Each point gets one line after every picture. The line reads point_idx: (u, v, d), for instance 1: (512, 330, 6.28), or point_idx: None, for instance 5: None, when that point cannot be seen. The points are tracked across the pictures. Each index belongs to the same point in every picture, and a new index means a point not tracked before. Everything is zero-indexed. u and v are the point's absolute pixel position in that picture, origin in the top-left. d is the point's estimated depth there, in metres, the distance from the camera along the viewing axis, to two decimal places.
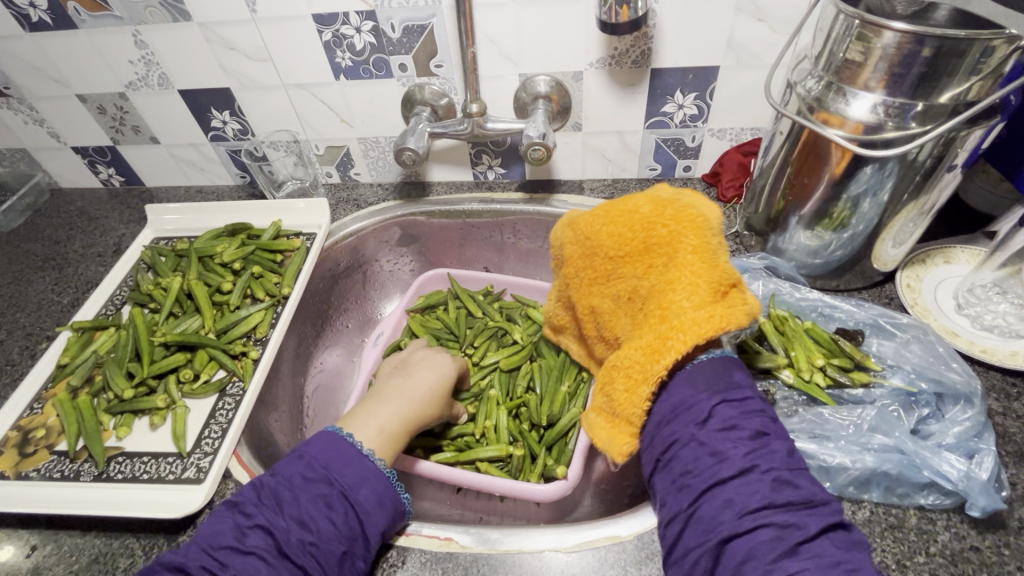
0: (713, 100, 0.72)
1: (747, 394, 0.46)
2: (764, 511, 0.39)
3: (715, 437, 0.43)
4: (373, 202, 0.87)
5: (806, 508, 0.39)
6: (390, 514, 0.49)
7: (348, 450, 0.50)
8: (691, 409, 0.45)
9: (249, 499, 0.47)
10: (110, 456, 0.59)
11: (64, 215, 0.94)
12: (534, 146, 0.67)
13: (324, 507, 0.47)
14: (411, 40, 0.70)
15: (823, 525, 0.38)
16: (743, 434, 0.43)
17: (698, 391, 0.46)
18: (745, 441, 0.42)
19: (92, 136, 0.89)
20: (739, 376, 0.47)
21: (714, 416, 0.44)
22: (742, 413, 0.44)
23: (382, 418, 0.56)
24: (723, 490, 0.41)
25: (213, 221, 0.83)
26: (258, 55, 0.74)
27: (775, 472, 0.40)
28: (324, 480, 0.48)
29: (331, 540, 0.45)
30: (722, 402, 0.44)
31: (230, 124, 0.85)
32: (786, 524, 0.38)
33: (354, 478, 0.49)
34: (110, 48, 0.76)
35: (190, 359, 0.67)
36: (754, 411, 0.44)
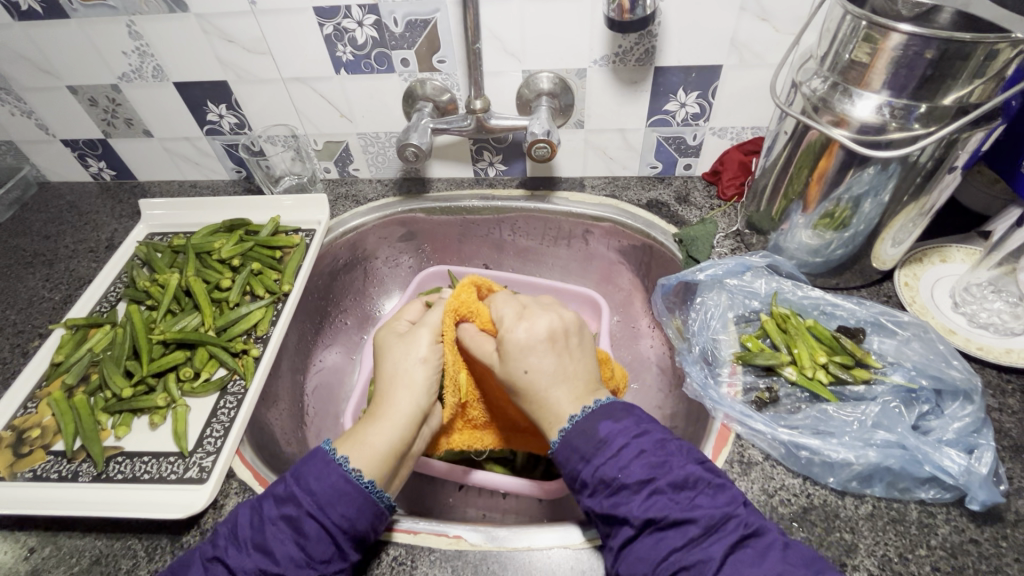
0: (715, 99, 0.73)
1: (623, 438, 0.47)
2: (672, 557, 0.42)
3: (606, 505, 0.45)
4: (372, 198, 0.87)
5: (706, 537, 0.42)
6: (368, 524, 0.47)
7: (319, 465, 0.48)
8: (580, 481, 0.47)
9: (220, 531, 0.47)
10: (109, 456, 0.58)
11: (53, 209, 0.92)
12: (539, 144, 0.67)
13: (291, 532, 0.45)
14: (413, 34, 0.70)
15: (728, 547, 0.41)
16: (627, 490, 0.45)
17: (576, 460, 0.47)
18: (633, 495, 0.44)
19: (83, 130, 0.87)
20: (605, 427, 0.47)
21: (599, 479, 0.46)
22: (620, 465, 0.46)
23: (376, 441, 0.50)
24: (636, 546, 0.44)
25: (210, 217, 0.82)
26: (256, 47, 0.73)
27: (670, 517, 0.43)
28: (291, 500, 0.46)
29: (300, 566, 0.44)
30: (598, 465, 0.46)
31: (226, 118, 0.83)
32: (695, 562, 0.41)
33: (323, 495, 0.46)
34: (103, 39, 0.74)
35: (190, 357, 0.66)
36: (631, 456, 0.46)
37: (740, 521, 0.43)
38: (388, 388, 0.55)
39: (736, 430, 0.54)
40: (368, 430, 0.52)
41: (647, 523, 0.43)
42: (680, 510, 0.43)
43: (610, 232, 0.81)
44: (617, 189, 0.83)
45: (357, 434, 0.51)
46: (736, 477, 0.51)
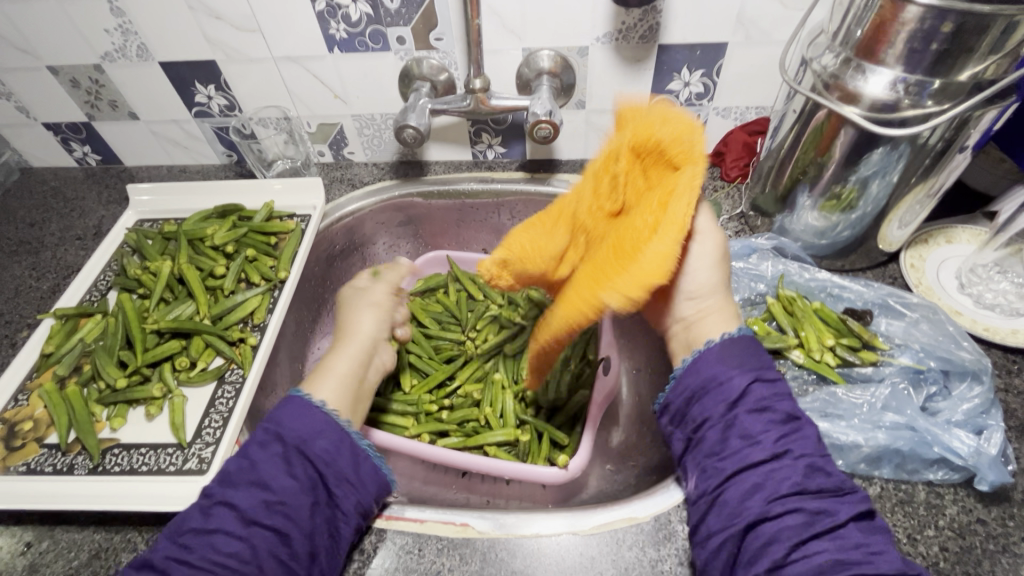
0: (720, 78, 0.71)
1: (782, 376, 0.46)
2: (792, 496, 0.39)
3: (748, 421, 0.43)
4: (368, 182, 0.84)
5: (834, 494, 0.39)
6: (355, 465, 0.47)
7: (295, 407, 0.48)
8: (723, 387, 0.45)
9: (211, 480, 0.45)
10: (106, 448, 0.56)
11: (36, 196, 0.89)
12: (541, 124, 0.65)
13: (282, 464, 0.45)
14: (409, 10, 0.67)
15: (856, 513, 0.38)
16: (774, 418, 0.42)
17: (729, 368, 0.45)
18: (779, 425, 0.42)
19: (65, 112, 0.84)
20: (771, 360, 0.46)
21: (749, 397, 0.44)
22: (774, 395, 0.44)
23: (340, 367, 0.54)
24: (752, 474, 0.41)
25: (200, 203, 0.80)
26: (246, 25, 0.70)
27: (808, 458, 0.40)
28: (276, 439, 0.46)
29: (298, 494, 0.44)
30: (752, 387, 0.44)
31: (215, 99, 0.80)
32: (817, 510, 0.38)
33: (305, 428, 0.47)
34: (83, 15, 0.70)
35: (186, 346, 0.64)
36: (787, 395, 0.44)
37: (870, 496, 0.40)
38: (345, 328, 0.59)
39: None
40: (329, 362, 0.55)
41: (781, 455, 0.41)
42: (820, 456, 0.40)
43: None
44: None
45: (322, 367, 0.54)
46: None
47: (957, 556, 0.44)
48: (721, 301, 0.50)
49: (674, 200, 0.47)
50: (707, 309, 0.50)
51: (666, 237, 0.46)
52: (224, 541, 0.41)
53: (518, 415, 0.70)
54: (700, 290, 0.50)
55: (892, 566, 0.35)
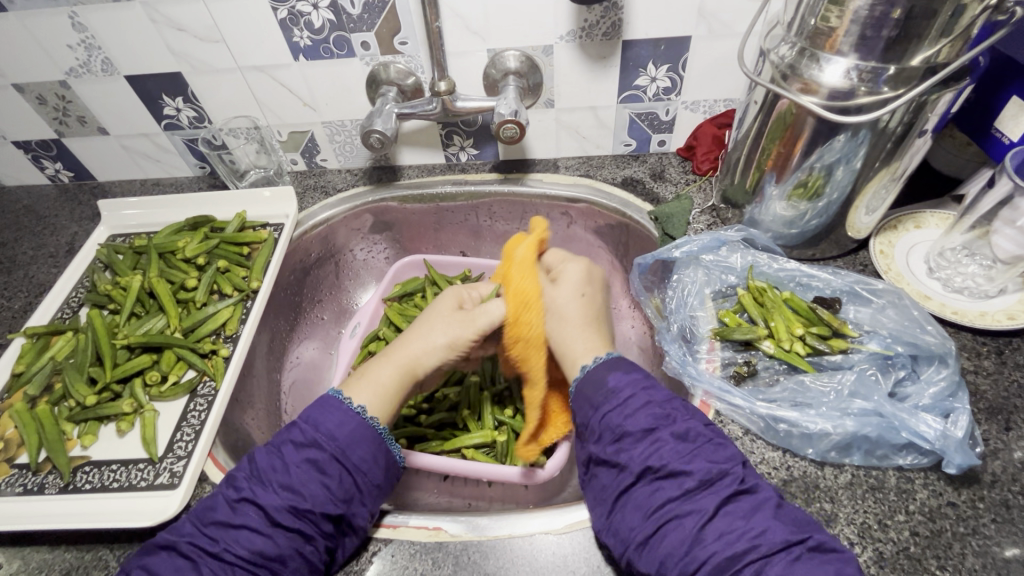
0: (686, 72, 0.71)
1: (630, 391, 0.49)
2: (668, 506, 0.43)
3: (609, 452, 0.47)
4: (341, 189, 0.84)
5: (704, 489, 0.43)
6: (380, 478, 0.50)
7: (337, 410, 0.51)
8: (589, 427, 0.49)
9: (241, 473, 0.49)
10: (76, 466, 0.56)
11: (9, 214, 0.88)
12: (506, 124, 0.65)
13: (315, 472, 0.48)
14: (372, 15, 0.67)
15: (721, 501, 0.42)
16: (632, 439, 0.46)
17: (586, 410, 0.50)
18: (634, 444, 0.46)
19: (34, 130, 0.83)
20: (616, 377, 0.50)
21: (605, 429, 0.48)
22: (625, 416, 0.48)
23: (382, 379, 0.55)
24: (630, 498, 0.45)
25: (173, 216, 0.79)
26: (209, 36, 0.70)
27: (664, 467, 0.44)
28: (314, 445, 0.49)
29: (325, 503, 0.47)
30: (606, 415, 0.48)
31: (184, 111, 0.80)
32: (688, 512, 0.42)
33: (343, 439, 0.49)
34: (45, 32, 0.70)
35: (157, 360, 0.64)
36: (638, 406, 0.48)
37: (737, 478, 0.43)
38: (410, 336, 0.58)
39: (715, 408, 0.54)
40: (378, 368, 0.56)
41: (646, 472, 0.45)
42: (678, 462, 0.44)
43: (586, 213, 0.80)
44: (591, 169, 0.82)
45: (368, 373, 0.56)
46: None
47: (927, 540, 0.44)
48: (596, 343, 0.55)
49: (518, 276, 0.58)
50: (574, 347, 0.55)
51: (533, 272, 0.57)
52: (250, 537, 0.45)
53: (496, 416, 0.70)
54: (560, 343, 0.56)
55: (773, 547, 0.39)
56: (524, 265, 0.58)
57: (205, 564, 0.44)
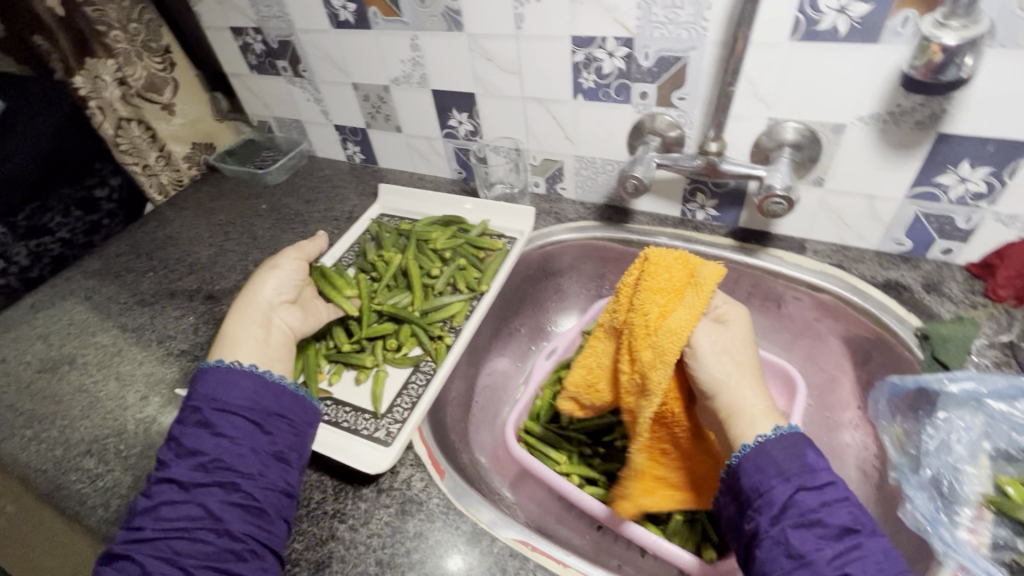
0: (1012, 179, 0.60)
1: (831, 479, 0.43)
2: None
3: (795, 537, 0.40)
4: (573, 218, 0.89)
5: None
6: (301, 412, 0.54)
7: (224, 372, 0.52)
8: (767, 498, 0.43)
9: (170, 450, 0.49)
10: (322, 397, 0.67)
11: (314, 179, 1.12)
12: (776, 201, 0.62)
13: (204, 429, 0.48)
14: (661, 69, 0.70)
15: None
16: (830, 535, 0.40)
17: (771, 478, 0.43)
18: (833, 543, 0.40)
19: (352, 119, 1.04)
20: (813, 455, 0.44)
21: (793, 509, 0.42)
22: (824, 505, 0.41)
23: (242, 332, 0.58)
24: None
25: (431, 209, 0.92)
26: (509, 67, 0.80)
27: None
28: (196, 405, 0.50)
29: (242, 450, 0.48)
30: (799, 492, 0.42)
31: (464, 124, 0.93)
32: None
33: (216, 389, 0.50)
34: (390, 48, 0.87)
35: (396, 330, 0.74)
36: (839, 501, 0.42)
37: None
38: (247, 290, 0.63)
39: None
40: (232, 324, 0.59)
41: None
42: None
43: (828, 305, 0.73)
44: (844, 260, 0.74)
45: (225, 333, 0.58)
46: None
47: None
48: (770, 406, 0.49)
49: (664, 317, 0.53)
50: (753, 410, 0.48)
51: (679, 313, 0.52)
52: (229, 509, 0.46)
53: None
54: (715, 384, 0.50)
55: None
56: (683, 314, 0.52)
57: (206, 542, 0.44)
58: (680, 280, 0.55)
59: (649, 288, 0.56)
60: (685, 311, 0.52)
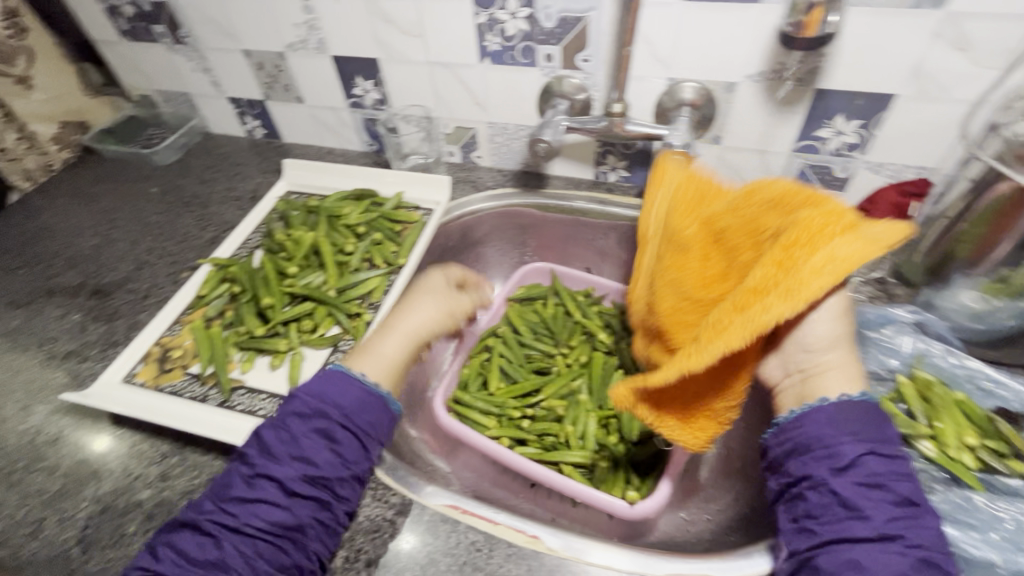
0: (878, 130, 0.66)
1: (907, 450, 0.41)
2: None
3: (854, 492, 0.39)
4: (490, 186, 0.88)
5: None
6: (370, 418, 0.50)
7: (342, 381, 0.51)
8: (834, 454, 0.41)
9: (254, 452, 0.47)
10: (233, 387, 0.64)
11: (211, 157, 1.03)
12: (676, 154, 0.66)
13: (323, 441, 0.47)
14: (563, 31, 0.69)
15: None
16: (889, 495, 0.39)
17: (841, 433, 0.42)
18: (889, 503, 0.38)
19: (248, 90, 0.97)
20: (895, 428, 0.42)
21: (859, 467, 0.40)
22: (891, 471, 0.40)
23: (387, 351, 0.57)
24: (849, 547, 0.37)
25: (342, 184, 0.88)
26: (411, 30, 0.77)
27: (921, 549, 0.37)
28: (319, 414, 0.48)
29: (331, 470, 0.46)
30: (868, 455, 0.40)
31: (370, 93, 0.89)
32: None
33: (351, 407, 0.49)
34: (280, 10, 0.81)
35: (311, 311, 0.71)
36: (909, 470, 0.40)
37: None
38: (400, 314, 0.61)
39: None
40: (376, 344, 0.58)
41: (891, 536, 0.37)
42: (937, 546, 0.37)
43: None
44: None
45: (368, 350, 0.57)
46: None
47: None
48: (843, 356, 0.45)
49: (808, 249, 0.42)
50: (828, 363, 0.45)
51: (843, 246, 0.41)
52: (268, 512, 0.44)
53: (599, 439, 0.69)
54: (826, 342, 0.45)
55: None
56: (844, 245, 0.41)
57: (227, 540, 0.43)
58: (843, 215, 0.42)
59: (744, 216, 0.50)
60: (845, 244, 0.41)
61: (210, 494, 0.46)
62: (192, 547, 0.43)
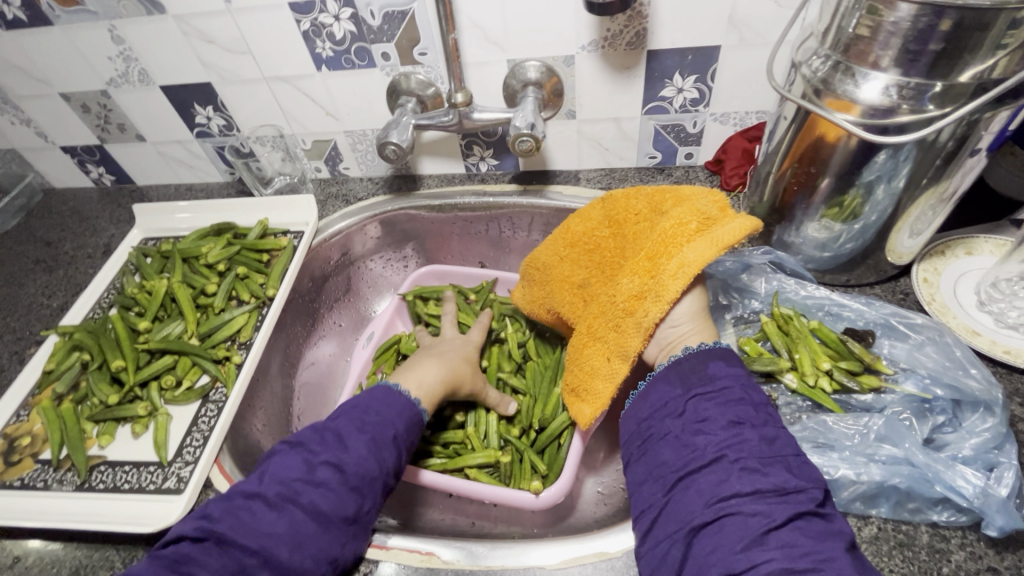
0: (715, 82, 0.68)
1: (729, 383, 0.44)
2: (732, 500, 0.38)
3: (688, 431, 0.42)
4: (362, 197, 0.84)
5: (776, 496, 0.37)
6: (404, 426, 0.53)
7: (395, 397, 0.55)
8: (667, 405, 0.45)
9: (312, 438, 0.49)
10: (93, 465, 0.58)
11: (56, 215, 0.93)
12: (523, 137, 0.63)
13: (369, 441, 0.50)
14: (392, 27, 0.67)
15: (794, 514, 0.36)
16: (715, 424, 0.42)
17: (674, 387, 0.46)
18: (718, 432, 0.41)
19: (80, 136, 0.88)
20: (717, 366, 0.46)
21: (690, 410, 0.44)
22: (718, 405, 0.43)
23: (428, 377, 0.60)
24: (693, 480, 0.40)
25: (200, 221, 0.81)
26: (236, 47, 0.72)
27: (744, 462, 0.39)
28: (380, 423, 0.52)
29: (371, 470, 0.49)
30: (695, 396, 0.44)
31: (214, 119, 0.82)
32: (754, 513, 0.37)
33: (388, 414, 0.53)
34: (87, 44, 0.73)
35: (173, 364, 0.66)
36: (733, 400, 0.43)
37: (814, 498, 0.37)
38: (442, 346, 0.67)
39: None
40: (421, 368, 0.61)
41: (718, 460, 0.40)
42: (762, 463, 0.39)
43: None
44: (613, 182, 0.79)
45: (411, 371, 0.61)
46: None
47: None
48: (703, 326, 0.51)
49: (668, 258, 0.49)
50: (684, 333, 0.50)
51: (694, 248, 0.48)
52: (324, 497, 0.46)
53: (500, 435, 0.68)
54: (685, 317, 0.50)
55: None
56: (698, 246, 0.48)
57: (287, 516, 0.44)
58: (693, 223, 0.50)
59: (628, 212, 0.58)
60: (694, 250, 0.48)
61: (265, 472, 0.48)
62: (252, 516, 0.44)
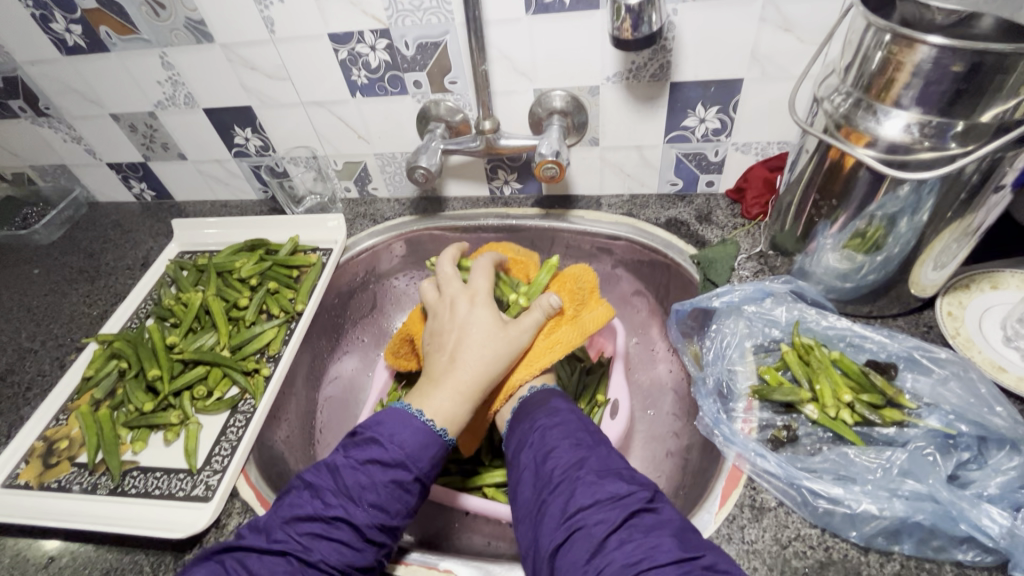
0: (737, 114, 0.69)
1: (546, 418, 0.51)
2: (580, 514, 0.41)
3: (547, 457, 0.47)
4: (389, 217, 0.87)
5: (612, 503, 0.41)
6: (406, 449, 0.49)
7: (408, 423, 0.50)
8: (526, 440, 0.50)
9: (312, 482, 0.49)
10: (126, 470, 0.60)
11: (99, 228, 0.98)
12: (547, 164, 0.65)
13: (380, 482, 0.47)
14: (424, 57, 0.70)
15: (627, 513, 0.40)
16: (564, 449, 0.47)
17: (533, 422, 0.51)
18: (566, 456, 0.46)
19: (125, 153, 0.93)
20: (556, 403, 0.53)
21: (548, 441, 0.48)
22: (568, 436, 0.48)
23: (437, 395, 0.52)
24: (552, 502, 0.43)
25: (234, 237, 0.85)
26: (277, 74, 0.75)
27: (591, 475, 0.44)
28: (379, 453, 0.48)
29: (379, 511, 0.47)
30: (540, 426, 0.50)
31: (252, 140, 0.86)
32: (593, 523, 0.40)
33: (401, 442, 0.49)
34: (140, 69, 0.78)
35: (205, 375, 0.68)
36: (573, 428, 0.49)
37: (644, 498, 0.42)
38: (454, 337, 0.56)
39: (747, 472, 0.50)
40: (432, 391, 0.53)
41: (566, 477, 0.44)
42: (604, 478, 0.43)
43: (626, 250, 0.79)
44: (634, 208, 0.81)
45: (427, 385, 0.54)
46: (746, 523, 0.47)
47: None
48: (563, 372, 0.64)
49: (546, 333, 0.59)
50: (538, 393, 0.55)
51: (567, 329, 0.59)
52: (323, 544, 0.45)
53: None
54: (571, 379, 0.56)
55: None
56: (568, 329, 0.59)
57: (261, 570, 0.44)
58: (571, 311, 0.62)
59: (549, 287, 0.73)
60: (567, 332, 0.59)
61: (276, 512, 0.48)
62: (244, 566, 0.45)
